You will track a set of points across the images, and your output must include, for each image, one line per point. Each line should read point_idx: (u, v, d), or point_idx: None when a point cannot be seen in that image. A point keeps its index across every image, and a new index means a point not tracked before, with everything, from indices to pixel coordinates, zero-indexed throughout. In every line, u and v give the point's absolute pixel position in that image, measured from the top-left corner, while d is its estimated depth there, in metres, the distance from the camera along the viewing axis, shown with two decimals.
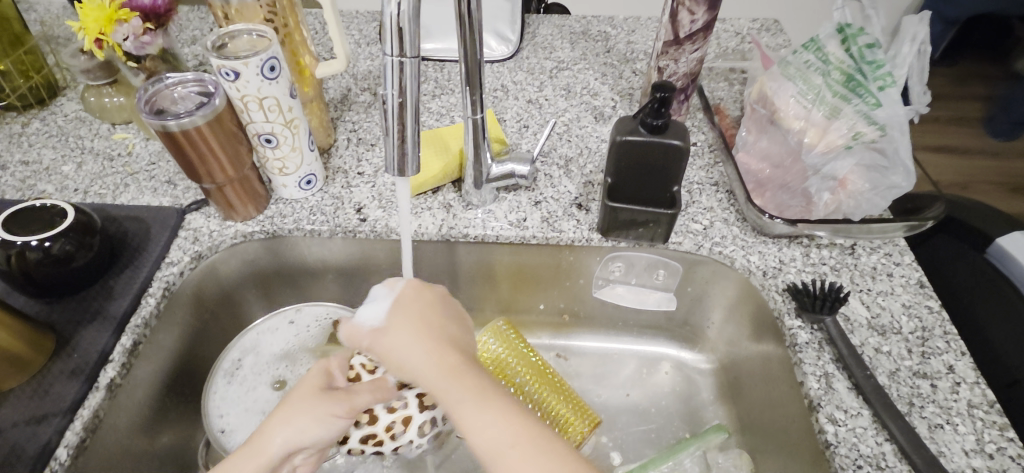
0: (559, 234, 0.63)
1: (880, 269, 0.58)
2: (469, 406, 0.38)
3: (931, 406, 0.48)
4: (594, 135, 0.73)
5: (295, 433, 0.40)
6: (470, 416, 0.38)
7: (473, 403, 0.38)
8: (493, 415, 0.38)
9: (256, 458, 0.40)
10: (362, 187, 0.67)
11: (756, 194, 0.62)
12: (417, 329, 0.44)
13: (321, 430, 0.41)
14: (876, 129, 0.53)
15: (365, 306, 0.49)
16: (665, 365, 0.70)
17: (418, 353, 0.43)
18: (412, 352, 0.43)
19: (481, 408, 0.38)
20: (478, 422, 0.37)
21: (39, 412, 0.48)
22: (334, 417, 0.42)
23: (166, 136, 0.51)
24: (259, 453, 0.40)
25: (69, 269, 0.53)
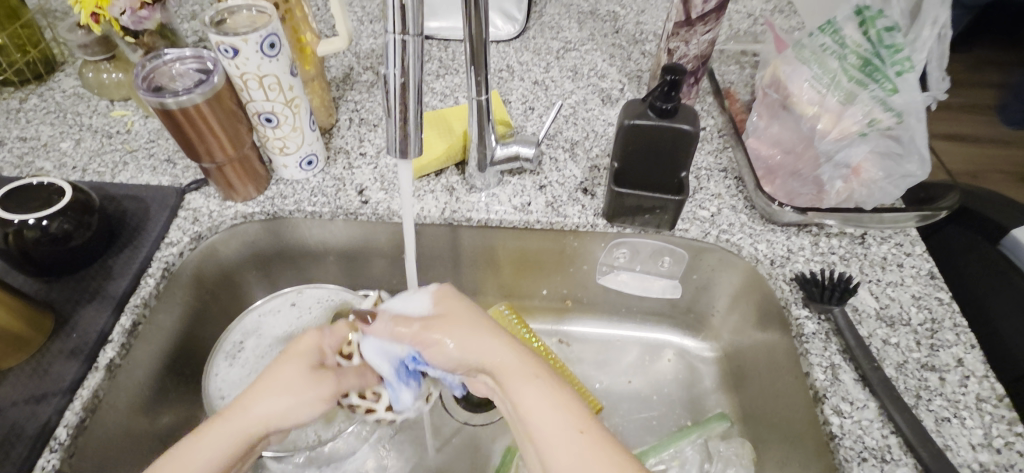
0: (564, 219, 0.62)
1: (890, 259, 0.57)
2: (541, 397, 0.39)
3: (939, 399, 0.47)
4: (601, 119, 0.71)
5: (281, 409, 0.42)
6: (538, 411, 0.38)
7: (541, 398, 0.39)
8: (564, 412, 0.38)
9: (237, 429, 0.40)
10: (364, 168, 0.66)
11: (766, 180, 0.61)
12: (473, 324, 0.45)
13: (304, 413, 0.43)
14: (893, 115, 0.51)
15: (405, 301, 0.49)
16: (668, 352, 0.69)
17: (479, 347, 0.43)
18: (470, 345, 0.44)
19: (552, 406, 0.38)
20: (549, 412, 0.38)
21: (38, 391, 0.48)
22: (317, 403, 0.44)
23: (164, 114, 0.50)
24: (245, 427, 0.41)
25: (67, 248, 0.53)
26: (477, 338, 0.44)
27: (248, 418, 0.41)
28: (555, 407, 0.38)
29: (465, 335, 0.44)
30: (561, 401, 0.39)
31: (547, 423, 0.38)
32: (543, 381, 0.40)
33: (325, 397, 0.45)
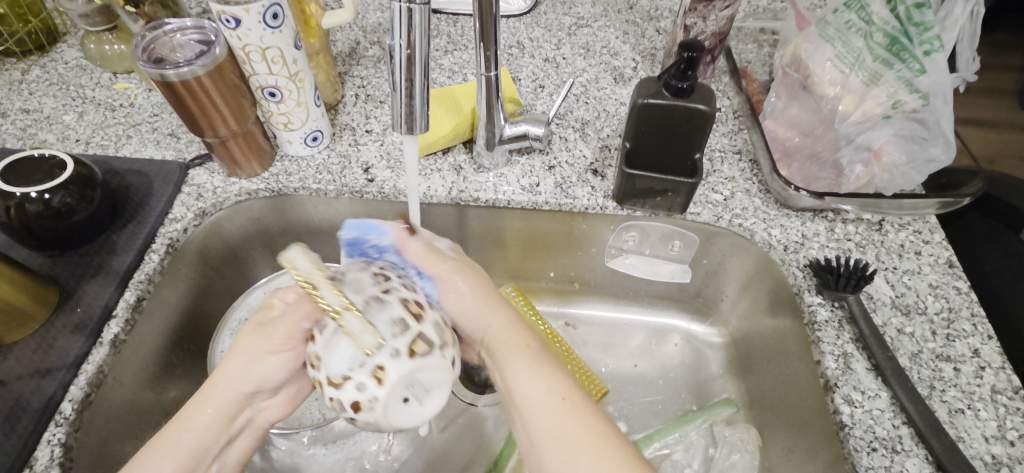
0: (573, 201, 0.60)
1: (908, 247, 0.56)
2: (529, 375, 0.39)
3: (953, 390, 0.46)
4: (612, 98, 0.70)
5: (233, 376, 0.42)
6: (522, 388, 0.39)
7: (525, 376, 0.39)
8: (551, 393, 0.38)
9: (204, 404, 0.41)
10: (370, 145, 0.65)
11: (783, 164, 0.59)
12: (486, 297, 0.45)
13: (260, 367, 0.42)
14: (919, 97, 0.50)
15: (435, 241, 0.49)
16: (675, 337, 0.69)
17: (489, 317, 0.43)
18: (480, 314, 0.44)
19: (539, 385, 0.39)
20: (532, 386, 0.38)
21: (43, 366, 0.48)
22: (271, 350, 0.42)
23: (165, 86, 0.48)
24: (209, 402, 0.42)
25: (70, 223, 0.52)
26: (486, 312, 0.44)
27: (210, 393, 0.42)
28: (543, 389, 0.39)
29: (479, 304, 0.44)
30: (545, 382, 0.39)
31: (531, 400, 0.38)
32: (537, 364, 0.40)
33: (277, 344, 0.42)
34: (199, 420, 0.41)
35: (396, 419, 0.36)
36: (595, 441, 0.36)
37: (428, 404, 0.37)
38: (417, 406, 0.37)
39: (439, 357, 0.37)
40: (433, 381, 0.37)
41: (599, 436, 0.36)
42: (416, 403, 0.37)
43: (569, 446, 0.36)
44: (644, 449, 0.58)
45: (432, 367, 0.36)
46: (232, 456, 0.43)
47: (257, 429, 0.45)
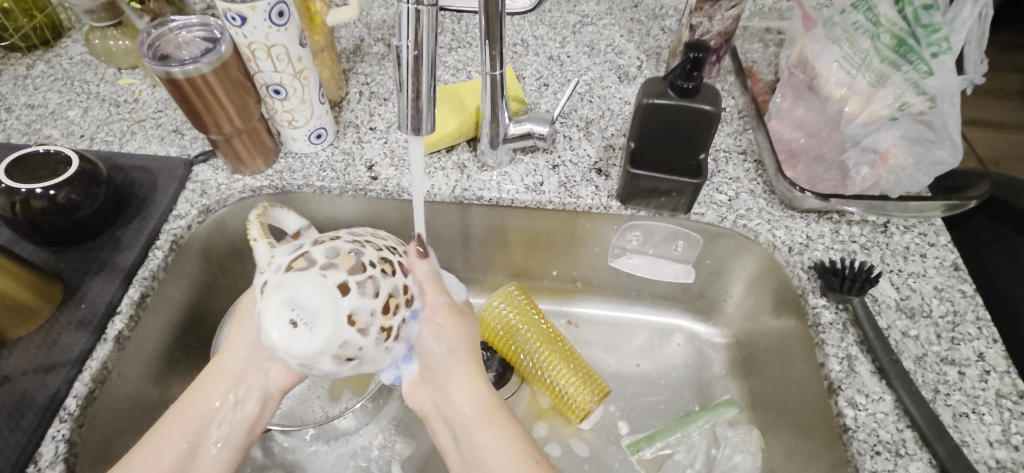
0: (577, 200, 0.60)
1: (913, 249, 0.56)
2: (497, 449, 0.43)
3: (957, 394, 0.46)
4: (617, 97, 0.69)
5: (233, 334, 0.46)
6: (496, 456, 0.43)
7: (502, 447, 0.43)
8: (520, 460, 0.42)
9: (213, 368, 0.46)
10: (374, 143, 0.64)
11: (788, 165, 0.59)
12: (462, 356, 0.47)
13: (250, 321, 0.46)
14: (925, 99, 0.49)
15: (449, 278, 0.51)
16: (677, 337, 0.69)
17: (463, 382, 0.46)
18: (454, 376, 0.46)
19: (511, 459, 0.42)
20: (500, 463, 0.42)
21: (48, 362, 0.48)
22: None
23: (170, 84, 0.49)
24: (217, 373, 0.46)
25: (75, 219, 0.52)
26: (460, 371, 0.46)
27: (216, 364, 0.46)
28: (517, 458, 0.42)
29: (452, 368, 0.46)
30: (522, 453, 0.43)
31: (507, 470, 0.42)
32: (511, 434, 0.44)
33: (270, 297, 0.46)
34: (208, 391, 0.46)
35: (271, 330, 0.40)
36: None
37: (297, 320, 0.39)
38: (284, 319, 0.39)
39: (314, 273, 0.40)
40: (301, 298, 0.39)
41: None
42: (286, 318, 0.39)
43: None
44: (646, 449, 0.59)
45: (297, 280, 0.40)
46: (239, 419, 0.46)
47: (264, 390, 0.46)
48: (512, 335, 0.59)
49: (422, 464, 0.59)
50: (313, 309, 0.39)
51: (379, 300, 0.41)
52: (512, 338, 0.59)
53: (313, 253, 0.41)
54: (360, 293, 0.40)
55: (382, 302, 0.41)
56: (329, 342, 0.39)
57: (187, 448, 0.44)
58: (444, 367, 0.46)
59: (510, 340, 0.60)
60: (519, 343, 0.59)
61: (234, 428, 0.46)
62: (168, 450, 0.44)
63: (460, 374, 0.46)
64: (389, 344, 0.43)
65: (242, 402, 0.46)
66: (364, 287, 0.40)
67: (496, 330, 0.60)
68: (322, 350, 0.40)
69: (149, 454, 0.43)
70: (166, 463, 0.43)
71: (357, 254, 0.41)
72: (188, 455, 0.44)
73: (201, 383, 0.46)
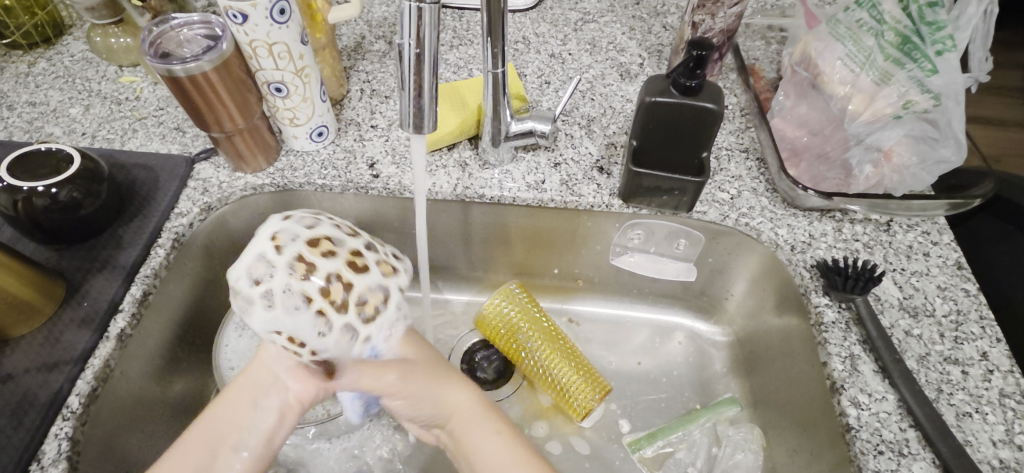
0: (579, 199, 0.60)
1: (916, 248, 0.55)
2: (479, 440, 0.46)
3: (961, 393, 0.46)
4: (618, 95, 0.69)
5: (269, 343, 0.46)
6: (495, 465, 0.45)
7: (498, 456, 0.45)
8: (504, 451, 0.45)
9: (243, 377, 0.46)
10: (375, 141, 0.64)
11: (790, 163, 0.59)
12: (437, 377, 0.48)
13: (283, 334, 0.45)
14: (930, 97, 0.49)
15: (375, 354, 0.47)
16: (679, 335, 0.69)
17: (440, 401, 0.48)
18: (433, 398, 0.48)
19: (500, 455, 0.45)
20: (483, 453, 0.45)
21: (50, 360, 0.48)
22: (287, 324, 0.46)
23: (171, 82, 0.48)
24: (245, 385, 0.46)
25: (77, 217, 0.52)
26: (439, 390, 0.48)
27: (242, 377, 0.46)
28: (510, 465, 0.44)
29: (429, 389, 0.48)
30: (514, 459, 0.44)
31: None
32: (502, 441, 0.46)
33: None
34: (234, 400, 0.45)
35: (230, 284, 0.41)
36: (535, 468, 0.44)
37: (239, 268, 0.39)
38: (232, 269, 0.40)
39: (275, 228, 0.41)
40: (250, 248, 0.40)
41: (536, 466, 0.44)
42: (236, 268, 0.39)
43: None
44: (647, 447, 0.59)
45: (264, 229, 0.41)
46: (260, 427, 0.45)
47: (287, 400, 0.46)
48: (513, 334, 0.59)
49: (422, 461, 0.59)
50: (251, 256, 0.39)
51: (319, 270, 0.40)
52: (513, 336, 0.60)
53: (291, 216, 0.42)
54: (302, 256, 0.40)
55: (322, 273, 0.40)
56: (259, 261, 0.39)
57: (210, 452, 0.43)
58: (418, 394, 0.48)
59: (512, 339, 0.60)
60: (520, 342, 0.60)
61: (256, 435, 0.45)
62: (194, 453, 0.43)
63: (436, 394, 0.48)
64: (309, 290, 0.39)
65: (264, 412, 0.45)
66: (308, 252, 0.40)
67: (500, 329, 0.60)
68: (252, 301, 0.39)
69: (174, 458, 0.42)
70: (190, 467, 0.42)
71: (320, 229, 0.42)
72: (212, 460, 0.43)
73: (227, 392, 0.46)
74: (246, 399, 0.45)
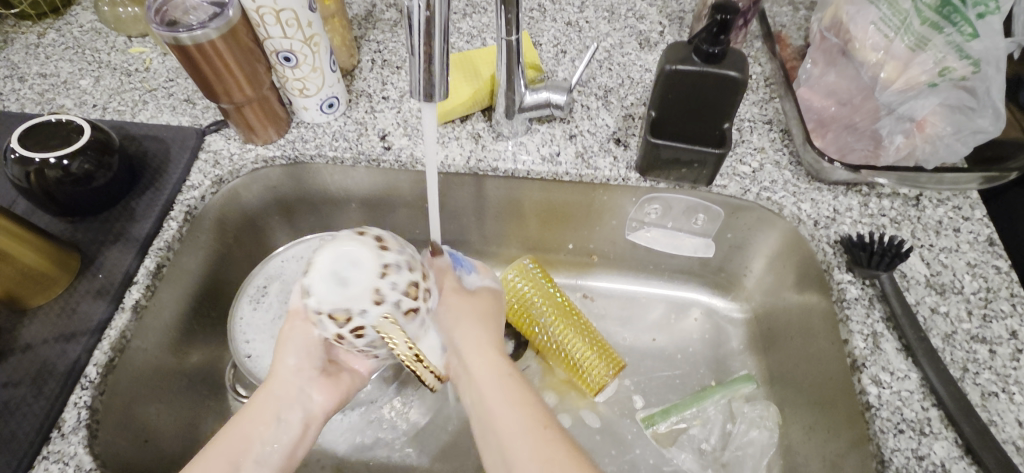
0: (594, 172, 0.59)
1: (945, 223, 0.53)
2: (489, 382, 0.43)
3: (987, 373, 0.45)
4: (638, 64, 0.67)
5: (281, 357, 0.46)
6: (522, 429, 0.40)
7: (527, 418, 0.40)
8: (514, 395, 0.42)
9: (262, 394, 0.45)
10: (386, 112, 0.63)
11: (816, 134, 0.56)
12: (485, 325, 0.47)
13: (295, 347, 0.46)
14: (968, 64, 0.46)
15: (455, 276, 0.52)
16: (695, 311, 0.67)
17: (480, 350, 0.45)
18: (472, 344, 0.45)
19: (507, 403, 0.41)
20: (494, 391, 0.43)
21: (67, 331, 0.49)
22: (293, 339, 0.46)
23: (178, 50, 0.48)
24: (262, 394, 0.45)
25: (89, 189, 0.52)
26: (476, 331, 0.46)
27: (262, 393, 0.45)
28: (529, 435, 0.39)
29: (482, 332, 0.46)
30: (542, 433, 0.39)
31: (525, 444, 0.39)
32: (528, 408, 0.41)
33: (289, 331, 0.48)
34: (255, 417, 0.44)
35: (380, 231, 0.44)
36: (531, 427, 0.40)
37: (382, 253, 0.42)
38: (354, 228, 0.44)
39: (308, 277, 0.43)
40: (357, 269, 0.41)
41: (537, 427, 0.40)
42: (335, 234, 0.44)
43: (509, 429, 0.40)
44: (661, 423, 0.59)
45: (341, 260, 0.42)
46: (284, 439, 0.44)
47: (307, 414, 0.46)
48: (526, 307, 0.58)
49: (439, 436, 0.59)
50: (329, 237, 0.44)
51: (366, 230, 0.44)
52: (526, 310, 0.58)
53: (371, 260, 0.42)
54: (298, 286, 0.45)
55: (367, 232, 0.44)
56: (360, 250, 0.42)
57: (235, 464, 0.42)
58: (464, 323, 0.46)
59: (524, 313, 0.59)
60: (532, 316, 0.59)
61: (277, 448, 0.44)
62: (216, 466, 0.41)
63: (474, 339, 0.46)
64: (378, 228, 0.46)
65: (285, 425, 0.45)
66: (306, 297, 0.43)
67: (516, 306, 0.59)
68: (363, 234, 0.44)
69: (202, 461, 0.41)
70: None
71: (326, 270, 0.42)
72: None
73: (247, 406, 0.45)
74: (269, 414, 0.44)
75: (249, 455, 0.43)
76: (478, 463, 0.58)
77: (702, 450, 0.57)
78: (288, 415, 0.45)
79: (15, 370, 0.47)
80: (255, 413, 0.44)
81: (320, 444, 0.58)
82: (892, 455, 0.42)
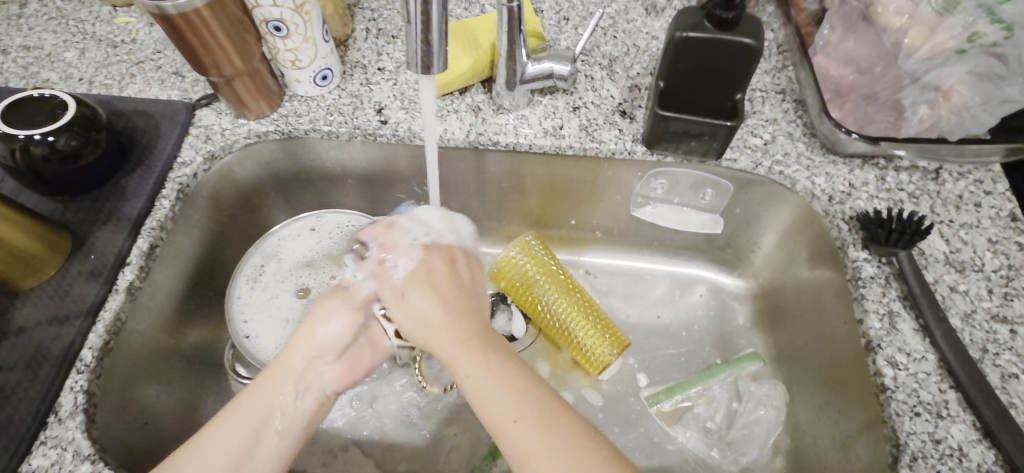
0: (599, 145, 0.56)
1: (966, 198, 0.51)
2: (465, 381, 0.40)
3: (1007, 353, 0.43)
4: (644, 31, 0.64)
5: (309, 336, 0.45)
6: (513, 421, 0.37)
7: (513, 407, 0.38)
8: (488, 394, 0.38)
9: (279, 368, 0.44)
10: (382, 85, 0.61)
11: (834, 105, 0.53)
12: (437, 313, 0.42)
13: (325, 329, 0.46)
14: (1000, 28, 0.43)
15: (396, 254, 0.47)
16: (700, 288, 0.66)
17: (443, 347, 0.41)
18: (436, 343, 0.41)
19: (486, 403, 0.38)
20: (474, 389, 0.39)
21: (61, 313, 0.48)
22: (331, 319, 0.46)
23: (163, 20, 0.45)
24: (281, 365, 0.44)
25: (77, 167, 0.51)
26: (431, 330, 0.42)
27: (278, 364, 0.44)
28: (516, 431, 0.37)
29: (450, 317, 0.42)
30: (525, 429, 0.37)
31: (513, 442, 0.37)
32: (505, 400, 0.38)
33: (340, 306, 0.46)
34: (269, 389, 0.42)
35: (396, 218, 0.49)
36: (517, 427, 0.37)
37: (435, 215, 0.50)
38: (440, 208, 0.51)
39: None
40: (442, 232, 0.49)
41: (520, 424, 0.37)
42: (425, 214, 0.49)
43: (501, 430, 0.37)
44: (665, 401, 0.58)
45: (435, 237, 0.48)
46: (298, 414, 0.43)
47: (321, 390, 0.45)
48: (528, 287, 0.56)
49: (442, 415, 0.59)
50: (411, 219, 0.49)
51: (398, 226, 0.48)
52: (528, 289, 0.57)
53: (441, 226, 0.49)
54: None
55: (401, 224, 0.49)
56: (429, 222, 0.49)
57: (253, 436, 0.41)
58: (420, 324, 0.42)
59: (526, 291, 0.57)
60: (535, 295, 0.57)
61: (292, 423, 0.42)
62: (237, 435, 0.40)
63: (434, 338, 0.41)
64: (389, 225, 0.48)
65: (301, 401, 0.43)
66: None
67: (516, 284, 0.57)
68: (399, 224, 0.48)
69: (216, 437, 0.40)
70: (236, 444, 0.40)
71: None
72: (253, 443, 0.41)
73: (263, 375, 0.43)
74: (285, 386, 0.43)
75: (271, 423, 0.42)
76: (481, 441, 0.57)
77: (708, 429, 0.56)
78: (306, 388, 0.44)
79: (10, 353, 0.47)
80: (268, 386, 0.43)
81: (323, 423, 0.58)
82: (908, 438, 0.40)
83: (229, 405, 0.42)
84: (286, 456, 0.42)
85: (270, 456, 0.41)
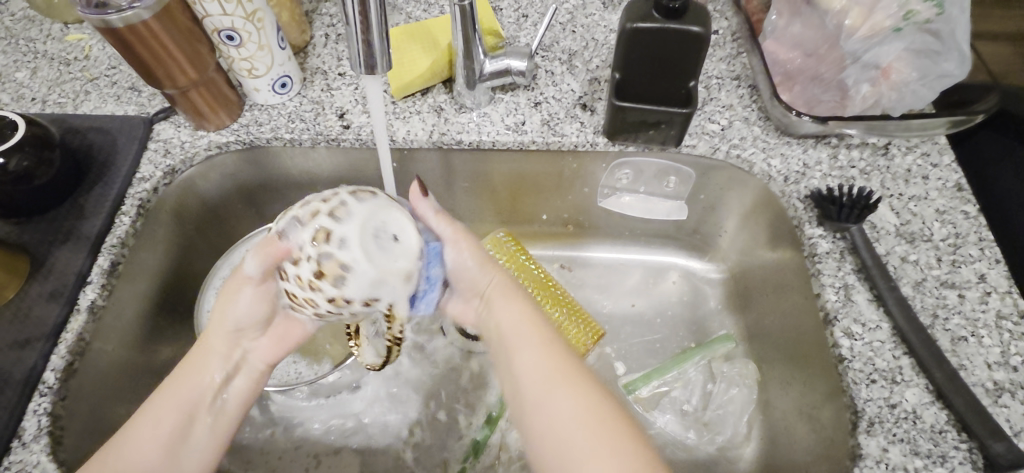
0: (561, 139, 0.57)
1: (915, 171, 0.53)
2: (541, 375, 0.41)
3: (956, 318, 0.45)
4: (602, 25, 0.65)
5: (223, 315, 0.44)
6: (551, 412, 0.39)
7: (552, 394, 0.40)
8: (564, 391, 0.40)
9: (201, 351, 0.44)
10: (343, 89, 0.61)
11: (783, 88, 0.55)
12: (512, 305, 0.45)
13: (235, 307, 0.43)
14: (932, 6, 0.46)
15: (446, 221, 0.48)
16: (672, 275, 0.67)
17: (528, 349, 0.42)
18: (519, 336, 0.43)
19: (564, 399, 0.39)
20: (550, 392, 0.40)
21: (22, 337, 0.47)
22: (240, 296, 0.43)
23: (110, 33, 0.45)
24: (205, 350, 0.44)
25: (32, 188, 0.50)
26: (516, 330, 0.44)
27: (200, 347, 0.44)
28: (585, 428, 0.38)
29: (511, 313, 0.44)
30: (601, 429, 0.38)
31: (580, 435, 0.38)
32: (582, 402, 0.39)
33: (244, 286, 0.43)
34: (194, 373, 0.43)
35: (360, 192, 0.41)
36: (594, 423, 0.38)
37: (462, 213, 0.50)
38: None
39: (350, 232, 0.38)
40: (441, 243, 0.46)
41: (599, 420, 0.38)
42: None
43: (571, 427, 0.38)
44: (643, 387, 0.58)
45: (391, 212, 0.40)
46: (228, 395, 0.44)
47: (251, 367, 0.45)
48: None
49: (421, 416, 0.59)
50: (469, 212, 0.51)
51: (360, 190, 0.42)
52: None
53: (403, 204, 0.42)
54: (316, 229, 0.38)
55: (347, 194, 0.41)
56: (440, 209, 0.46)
57: (183, 420, 0.42)
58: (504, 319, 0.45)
59: None
60: None
61: (226, 402, 0.44)
62: (166, 420, 0.41)
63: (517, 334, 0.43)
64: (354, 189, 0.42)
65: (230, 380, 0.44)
66: (328, 218, 0.38)
67: None
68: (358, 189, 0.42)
69: (148, 423, 0.41)
70: (165, 430, 0.41)
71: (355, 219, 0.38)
72: (185, 428, 0.42)
73: (188, 360, 0.44)
74: (211, 367, 0.43)
75: (201, 406, 0.43)
76: (461, 438, 0.58)
77: (685, 411, 0.57)
78: (234, 369, 0.45)
79: None
80: (194, 368, 0.43)
81: (303, 431, 0.58)
82: (865, 405, 0.42)
83: (159, 391, 0.43)
84: (220, 441, 0.43)
85: (203, 440, 0.42)
